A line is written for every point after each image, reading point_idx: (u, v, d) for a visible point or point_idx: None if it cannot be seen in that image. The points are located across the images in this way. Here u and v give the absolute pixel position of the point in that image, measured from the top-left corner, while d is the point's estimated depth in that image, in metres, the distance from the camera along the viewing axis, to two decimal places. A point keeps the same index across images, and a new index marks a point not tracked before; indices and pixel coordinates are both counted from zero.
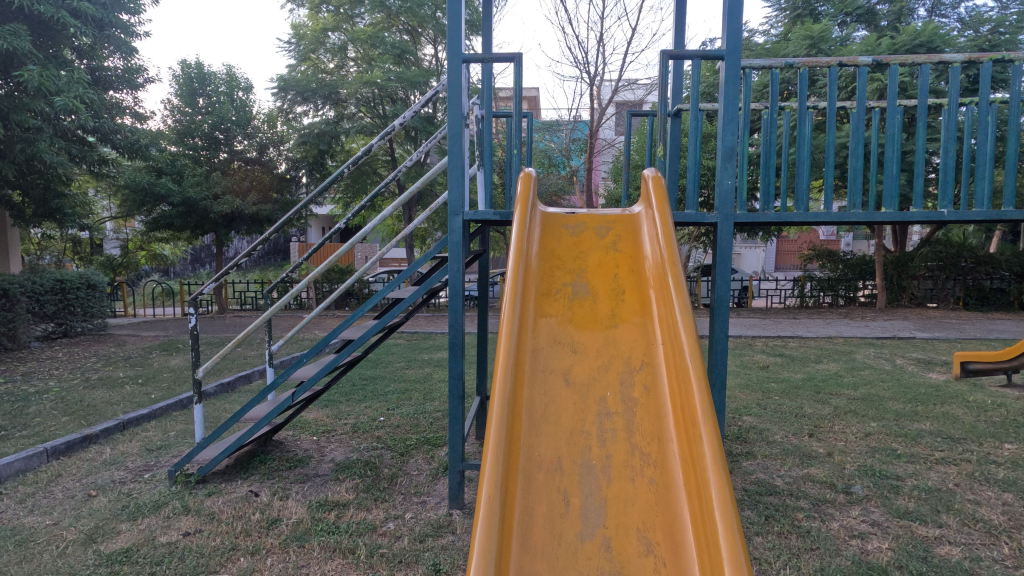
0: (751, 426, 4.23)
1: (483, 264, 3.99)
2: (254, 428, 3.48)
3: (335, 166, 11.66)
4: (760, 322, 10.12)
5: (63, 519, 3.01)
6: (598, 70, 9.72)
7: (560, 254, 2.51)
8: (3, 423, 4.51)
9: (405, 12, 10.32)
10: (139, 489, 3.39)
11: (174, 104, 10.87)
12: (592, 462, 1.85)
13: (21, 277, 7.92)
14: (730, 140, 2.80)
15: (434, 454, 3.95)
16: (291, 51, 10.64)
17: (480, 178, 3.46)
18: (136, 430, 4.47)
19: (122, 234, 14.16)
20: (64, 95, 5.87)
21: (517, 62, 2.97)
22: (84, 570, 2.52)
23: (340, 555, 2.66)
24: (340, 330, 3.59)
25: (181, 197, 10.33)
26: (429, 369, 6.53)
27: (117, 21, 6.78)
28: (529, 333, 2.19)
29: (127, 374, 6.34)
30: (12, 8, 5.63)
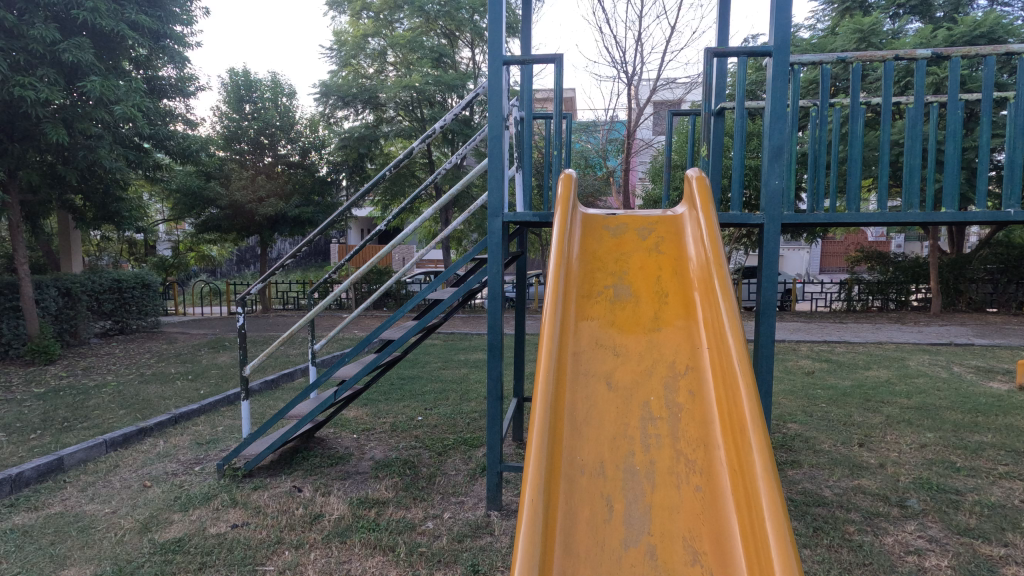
0: (797, 434, 4.09)
1: (521, 266, 3.99)
2: (298, 425, 3.57)
3: (375, 169, 11.86)
4: (804, 326, 9.80)
5: (120, 508, 3.16)
6: (636, 69, 9.56)
7: (602, 256, 2.49)
8: (66, 415, 4.76)
9: (443, 17, 10.43)
10: (190, 481, 3.53)
11: (222, 111, 11.29)
12: (636, 467, 1.82)
13: (82, 277, 8.37)
14: (778, 138, 2.72)
15: (472, 454, 3.97)
16: (333, 58, 10.89)
17: (519, 180, 3.46)
18: (186, 424, 4.66)
19: (174, 235, 14.79)
20: (123, 104, 6.17)
21: (557, 63, 2.96)
22: (140, 558, 2.63)
23: (380, 552, 2.70)
24: (381, 330, 3.64)
25: (228, 200, 10.73)
26: (466, 370, 6.56)
27: (172, 32, 7.02)
28: (570, 335, 2.17)
29: (179, 370, 6.61)
30: (76, 23, 5.92)
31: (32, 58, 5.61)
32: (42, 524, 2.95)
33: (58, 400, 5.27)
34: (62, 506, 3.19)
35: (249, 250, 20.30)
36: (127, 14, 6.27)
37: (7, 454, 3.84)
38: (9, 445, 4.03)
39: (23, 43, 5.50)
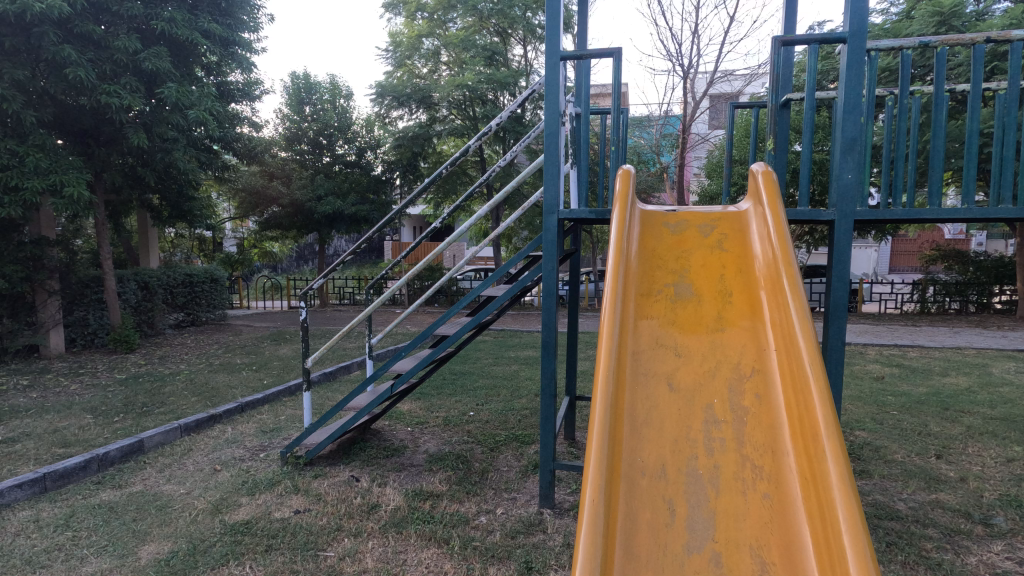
0: (866, 442, 3.87)
1: (574, 263, 3.94)
2: (357, 417, 3.67)
3: (428, 168, 12.05)
4: (873, 328, 9.27)
5: (194, 489, 3.35)
6: (692, 62, 9.28)
7: (662, 254, 2.42)
8: (145, 401, 5.11)
9: (496, 15, 10.48)
10: (256, 467, 3.70)
11: (284, 113, 11.78)
12: (699, 471, 1.77)
13: (159, 272, 8.95)
14: (852, 131, 2.57)
15: (523, 451, 3.98)
16: (389, 59, 11.16)
17: (574, 176, 3.42)
18: (252, 412, 4.89)
19: (239, 232, 15.55)
20: (196, 109, 6.50)
21: (616, 57, 2.91)
22: (213, 537, 2.78)
23: (435, 544, 2.75)
24: (436, 325, 3.70)
25: (290, 199, 11.16)
26: (516, 367, 6.58)
27: (240, 39, 7.33)
28: (629, 334, 2.13)
29: (244, 361, 6.95)
30: (155, 33, 6.28)
31: (116, 67, 6.01)
32: (125, 502, 3.17)
33: (138, 386, 5.66)
34: (143, 485, 3.42)
35: (308, 247, 21.00)
36: (201, 23, 6.60)
37: (94, 435, 4.16)
38: (97, 426, 4.36)
39: (109, 53, 5.91)
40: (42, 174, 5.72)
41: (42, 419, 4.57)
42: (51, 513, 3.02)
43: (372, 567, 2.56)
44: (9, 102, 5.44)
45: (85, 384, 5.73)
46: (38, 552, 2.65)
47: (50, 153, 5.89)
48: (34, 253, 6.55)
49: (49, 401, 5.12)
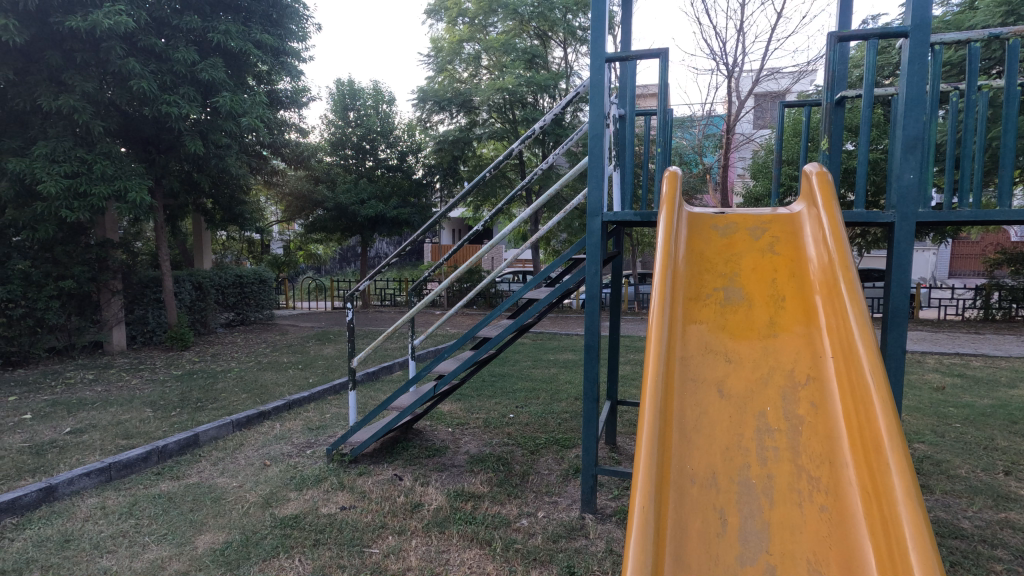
0: (926, 456, 3.69)
1: (617, 267, 3.90)
2: (400, 416, 3.73)
3: (467, 172, 12.17)
4: (931, 336, 8.81)
5: (246, 483, 3.48)
6: (737, 60, 9.04)
7: (710, 257, 2.37)
8: (199, 396, 5.33)
9: (537, 18, 10.50)
10: (303, 463, 3.81)
11: (330, 119, 12.15)
12: (752, 480, 1.73)
13: (211, 273, 9.35)
14: (914, 129, 2.45)
15: (564, 455, 3.96)
16: (431, 64, 11.33)
17: (617, 178, 3.39)
18: (299, 409, 5.04)
19: (286, 235, 16.08)
20: (248, 116, 6.75)
21: (663, 58, 2.87)
22: (264, 530, 2.88)
23: (477, 545, 2.77)
24: (478, 327, 3.73)
25: (334, 202, 11.43)
26: (555, 370, 6.56)
27: (290, 49, 7.53)
28: (678, 339, 2.09)
29: (290, 359, 7.18)
30: (211, 45, 6.56)
31: (175, 78, 6.31)
32: (183, 492, 3.32)
33: (192, 382, 5.93)
34: (198, 477, 3.58)
35: (351, 249, 21.45)
36: (254, 34, 6.85)
37: (154, 427, 4.37)
38: (156, 420, 4.59)
39: (169, 65, 6.21)
40: (108, 180, 6.06)
41: (106, 411, 4.83)
42: (116, 501, 3.18)
43: (416, 566, 2.59)
44: (80, 113, 5.79)
45: (145, 379, 6.04)
46: (104, 538, 2.80)
47: (115, 161, 6.23)
48: (99, 255, 6.95)
49: (112, 394, 5.42)
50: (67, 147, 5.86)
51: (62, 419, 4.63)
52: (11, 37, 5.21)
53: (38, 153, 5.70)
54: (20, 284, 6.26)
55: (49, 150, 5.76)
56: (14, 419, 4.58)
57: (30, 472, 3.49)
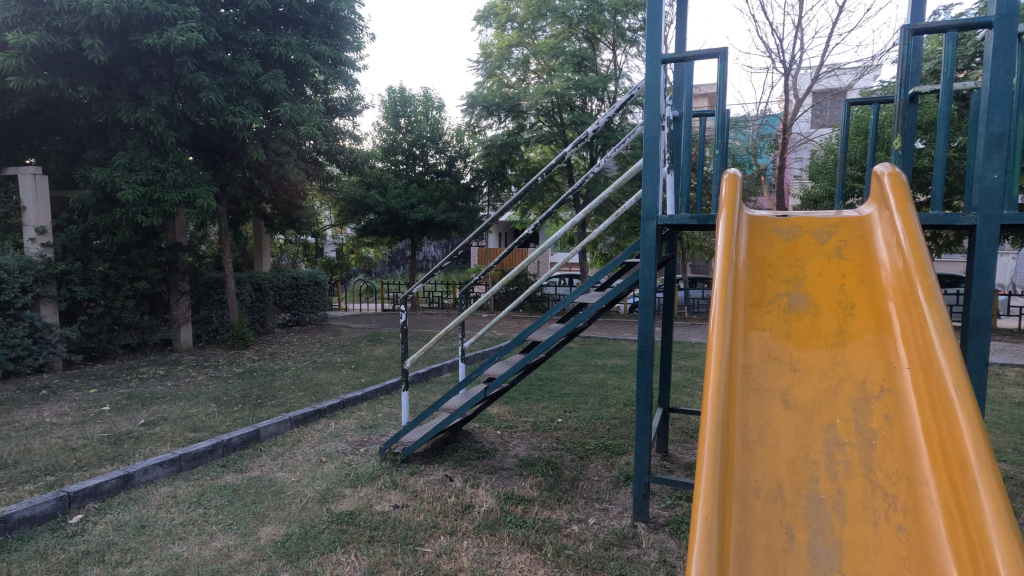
0: (1009, 476, 3.43)
1: (670, 271, 3.83)
2: (451, 418, 3.77)
3: (515, 175, 12.20)
4: (1012, 347, 8.18)
5: (303, 478, 3.61)
6: (795, 56, 8.70)
7: (772, 262, 2.29)
8: (260, 393, 5.58)
9: (586, 21, 10.48)
10: (357, 461, 3.92)
11: (382, 126, 12.54)
12: (821, 495, 1.66)
13: (270, 275, 9.78)
14: (999, 125, 2.29)
15: (614, 462, 3.91)
16: (480, 69, 11.44)
17: (671, 181, 3.33)
18: (353, 408, 5.19)
19: (339, 239, 16.63)
20: (307, 124, 7.00)
21: (721, 58, 2.80)
22: (322, 525, 2.98)
23: (528, 549, 2.76)
24: (528, 331, 3.74)
25: (385, 207, 11.67)
26: (604, 375, 6.49)
27: (346, 59, 7.77)
28: (739, 347, 2.03)
29: (344, 359, 7.41)
30: (272, 57, 6.86)
31: (241, 90, 6.63)
32: (246, 485, 3.47)
33: (253, 379, 6.21)
34: (260, 471, 3.74)
35: (400, 253, 21.89)
36: (312, 45, 7.11)
37: (219, 422, 4.60)
38: (220, 414, 4.83)
39: (235, 78, 6.54)
40: (179, 187, 6.43)
41: (175, 405, 5.13)
42: (185, 491, 3.37)
43: (468, 567, 2.62)
44: (155, 124, 6.18)
45: (210, 376, 6.37)
46: (176, 525, 2.96)
47: (185, 169, 6.61)
48: (169, 258, 7.36)
49: (180, 390, 5.74)
50: (143, 157, 6.25)
51: (137, 411, 4.94)
52: (97, 56, 5.61)
53: (118, 163, 6.12)
54: (101, 284, 6.72)
55: (128, 160, 6.17)
56: (94, 410, 4.92)
57: (110, 460, 3.74)
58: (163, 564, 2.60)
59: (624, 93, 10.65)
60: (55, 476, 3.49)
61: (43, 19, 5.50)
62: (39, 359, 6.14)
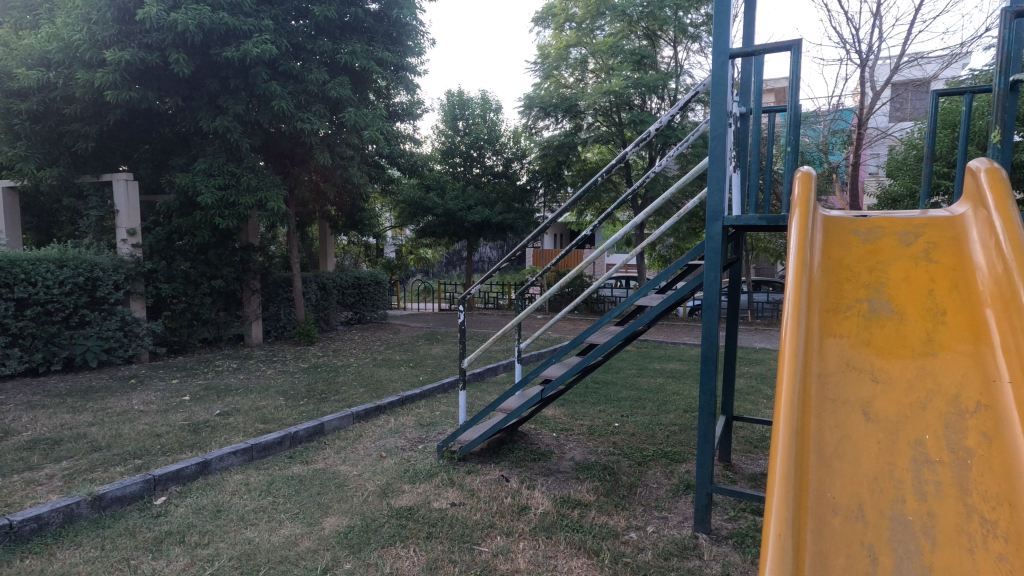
0: None
1: (736, 273, 3.68)
2: (508, 418, 3.78)
3: (571, 176, 12.13)
4: None
5: (365, 472, 3.72)
6: (873, 46, 8.19)
7: (851, 264, 2.15)
8: (324, 388, 5.81)
9: (646, 18, 10.28)
10: (416, 457, 4.01)
11: (441, 129, 12.81)
12: (908, 516, 1.55)
13: (334, 274, 10.17)
14: None
15: (674, 469, 3.80)
16: (538, 71, 11.44)
17: (737, 179, 3.19)
18: (411, 405, 5.31)
19: (398, 240, 17.11)
20: (370, 129, 7.22)
21: (795, 51, 2.66)
22: (382, 518, 3.06)
23: (585, 554, 2.73)
24: (587, 334, 3.69)
25: (443, 209, 11.85)
26: (662, 379, 6.33)
27: (407, 64, 7.96)
28: (814, 355, 1.92)
29: (402, 357, 7.59)
30: (338, 64, 7.12)
31: (309, 97, 6.93)
32: (312, 476, 3.62)
33: (317, 375, 6.48)
34: (324, 463, 3.89)
35: (456, 254, 22.22)
36: (376, 52, 7.32)
37: (286, 415, 4.83)
38: (288, 407, 5.07)
39: (304, 86, 6.84)
40: (252, 191, 6.81)
41: (248, 398, 5.41)
42: (256, 479, 3.55)
43: (525, 568, 2.61)
44: (232, 132, 6.56)
45: (278, 370, 6.69)
46: (249, 511, 3.12)
47: (258, 173, 6.98)
48: (243, 258, 7.80)
49: (252, 383, 6.06)
50: (220, 163, 6.65)
51: (213, 401, 5.25)
52: (182, 69, 6.02)
53: (198, 169, 6.53)
54: (182, 282, 7.20)
55: (207, 166, 6.58)
56: (176, 400, 5.28)
57: (190, 447, 4.00)
58: (237, 548, 2.75)
59: (685, 90, 10.38)
60: (142, 460, 3.76)
61: (136, 37, 5.97)
62: (129, 350, 6.64)
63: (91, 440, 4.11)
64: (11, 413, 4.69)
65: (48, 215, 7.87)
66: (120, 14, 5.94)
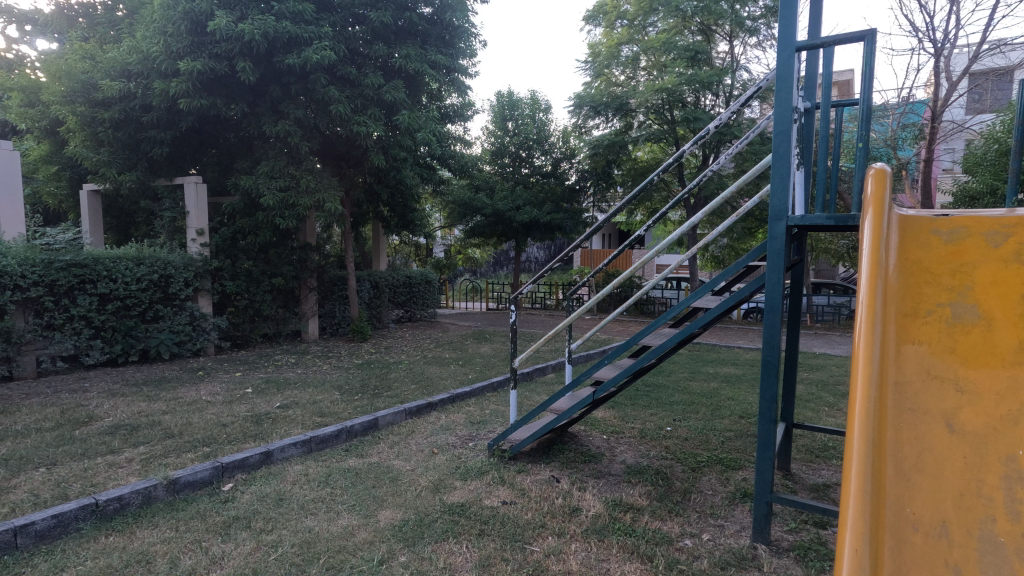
0: None
1: (799, 276, 3.53)
2: (559, 419, 3.77)
3: (621, 175, 11.94)
4: None
5: (417, 467, 3.80)
6: (949, 35, 7.67)
7: (930, 266, 2.00)
8: (377, 384, 5.97)
9: (701, 13, 10.02)
10: (466, 455, 4.06)
11: (491, 129, 12.91)
12: (996, 536, 1.51)
13: (387, 274, 10.43)
14: None
15: (730, 476, 3.69)
16: (588, 70, 11.32)
17: (801, 178, 3.05)
18: (461, 403, 5.37)
19: (447, 240, 17.35)
20: (423, 130, 7.34)
21: (868, 42, 2.53)
22: (436, 513, 3.11)
23: (638, 560, 2.69)
24: (641, 336, 3.62)
25: (492, 209, 11.90)
26: (716, 384, 6.16)
27: (460, 66, 8.02)
28: (891, 364, 1.84)
29: (452, 356, 7.69)
30: (393, 68, 7.26)
31: (366, 101, 7.12)
32: (367, 470, 3.73)
33: (370, 371, 6.66)
34: (378, 457, 3.99)
35: (503, 254, 22.31)
36: (429, 55, 7.45)
37: (342, 409, 4.99)
38: (343, 402, 5.23)
39: (360, 90, 7.04)
40: (311, 192, 7.07)
41: (305, 391, 5.63)
42: (315, 470, 3.68)
43: (577, 570, 2.59)
44: (292, 135, 6.84)
45: (334, 365, 6.92)
46: (309, 501, 3.24)
47: (316, 175, 7.23)
48: (301, 257, 8.12)
49: (309, 377, 6.30)
50: (281, 166, 6.94)
51: (274, 394, 5.49)
52: (247, 77, 6.30)
53: (261, 172, 6.84)
54: (245, 280, 7.55)
55: (270, 169, 6.88)
56: (240, 392, 5.54)
57: (253, 437, 4.20)
58: (299, 536, 2.86)
59: (742, 86, 10.06)
60: (210, 448, 3.97)
61: (207, 47, 6.30)
62: (197, 343, 7.02)
63: (165, 427, 4.38)
64: (94, 400, 5.06)
65: (126, 216, 8.42)
66: (193, 26, 6.24)
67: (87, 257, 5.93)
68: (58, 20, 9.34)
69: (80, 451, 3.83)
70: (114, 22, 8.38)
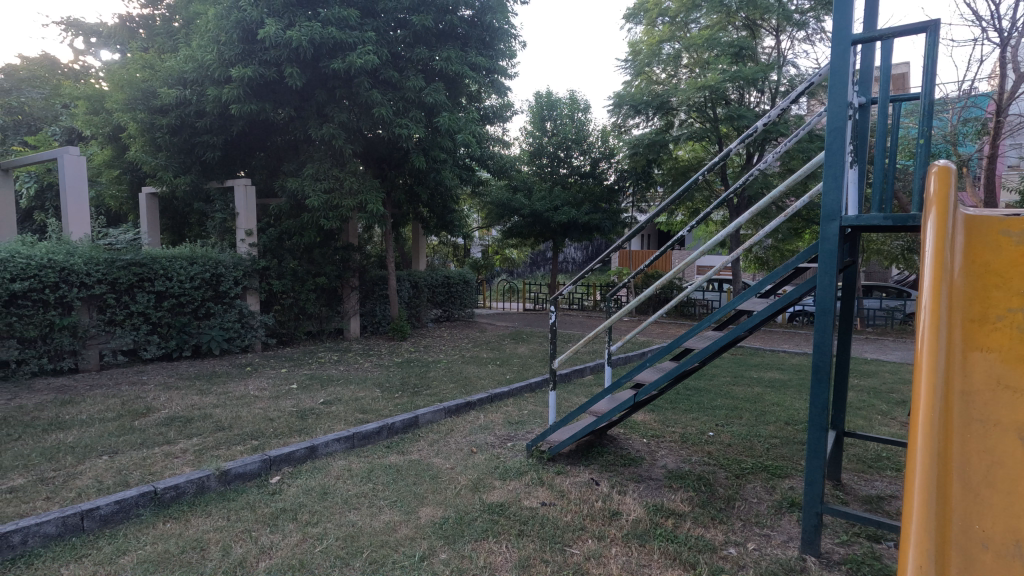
0: None
1: (851, 278, 3.39)
2: (599, 421, 3.73)
3: (660, 175, 11.74)
4: None
5: (457, 466, 3.84)
6: (1016, 24, 7.23)
7: (1002, 268, 1.86)
8: (416, 383, 6.04)
9: (746, 7, 9.76)
10: (505, 455, 4.07)
11: (529, 130, 12.91)
12: None
13: (426, 273, 10.57)
14: None
15: (776, 485, 3.58)
16: (628, 69, 11.15)
17: (855, 176, 2.93)
18: (499, 403, 5.39)
19: (484, 240, 17.43)
20: (462, 132, 7.41)
21: (931, 33, 2.41)
22: (475, 512, 3.13)
23: (680, 567, 2.64)
24: (683, 339, 3.55)
25: (530, 209, 11.87)
26: (760, 389, 5.98)
27: (499, 67, 7.98)
28: (956, 372, 1.75)
29: (489, 355, 7.74)
30: (434, 70, 7.34)
31: (407, 103, 7.23)
32: (408, 466, 3.79)
33: (410, 369, 6.75)
34: (419, 454, 4.05)
35: (541, 254, 22.25)
36: (470, 57, 7.50)
37: (382, 406, 5.08)
38: (384, 399, 5.33)
39: (402, 93, 7.15)
40: (354, 194, 7.24)
41: (348, 388, 5.76)
42: (358, 466, 3.76)
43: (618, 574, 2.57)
44: (336, 138, 7.02)
45: (374, 363, 7.06)
46: (352, 496, 3.32)
47: (359, 177, 7.39)
48: (344, 257, 8.32)
49: (351, 374, 6.45)
50: (326, 168, 7.13)
51: (318, 390, 5.64)
52: (295, 82, 6.50)
53: (307, 174, 7.05)
54: (291, 279, 7.78)
55: (315, 171, 7.08)
56: (286, 387, 5.73)
57: (298, 432, 4.32)
58: (343, 530, 2.93)
59: (789, 81, 9.75)
60: (259, 441, 4.11)
61: (257, 54, 6.53)
62: (245, 340, 7.28)
63: (216, 420, 4.56)
64: (152, 392, 5.31)
65: (180, 217, 8.81)
66: (245, 34, 6.49)
67: (145, 257, 6.23)
68: (120, 32, 9.85)
69: (138, 441, 4.02)
70: (172, 32, 8.79)
